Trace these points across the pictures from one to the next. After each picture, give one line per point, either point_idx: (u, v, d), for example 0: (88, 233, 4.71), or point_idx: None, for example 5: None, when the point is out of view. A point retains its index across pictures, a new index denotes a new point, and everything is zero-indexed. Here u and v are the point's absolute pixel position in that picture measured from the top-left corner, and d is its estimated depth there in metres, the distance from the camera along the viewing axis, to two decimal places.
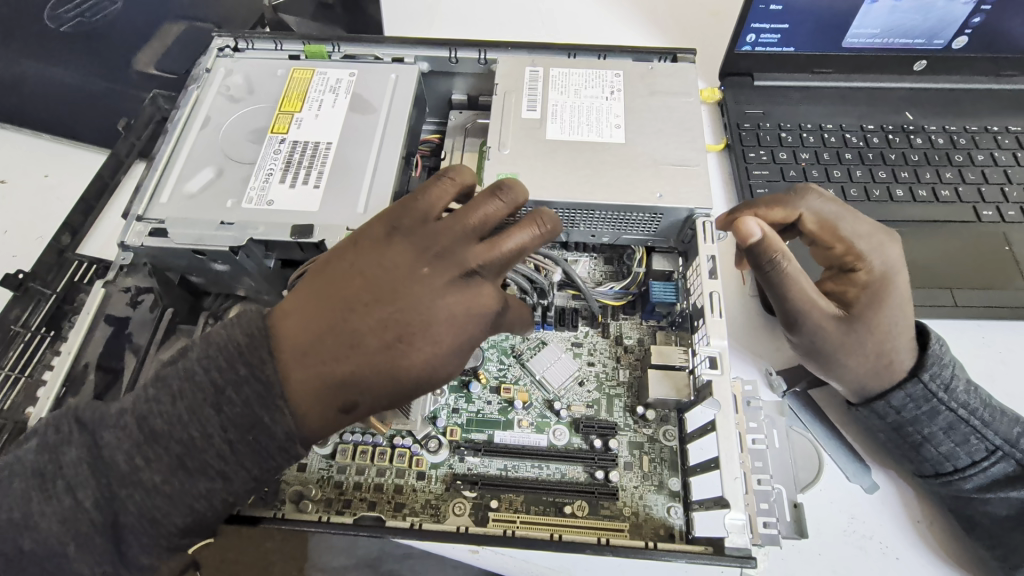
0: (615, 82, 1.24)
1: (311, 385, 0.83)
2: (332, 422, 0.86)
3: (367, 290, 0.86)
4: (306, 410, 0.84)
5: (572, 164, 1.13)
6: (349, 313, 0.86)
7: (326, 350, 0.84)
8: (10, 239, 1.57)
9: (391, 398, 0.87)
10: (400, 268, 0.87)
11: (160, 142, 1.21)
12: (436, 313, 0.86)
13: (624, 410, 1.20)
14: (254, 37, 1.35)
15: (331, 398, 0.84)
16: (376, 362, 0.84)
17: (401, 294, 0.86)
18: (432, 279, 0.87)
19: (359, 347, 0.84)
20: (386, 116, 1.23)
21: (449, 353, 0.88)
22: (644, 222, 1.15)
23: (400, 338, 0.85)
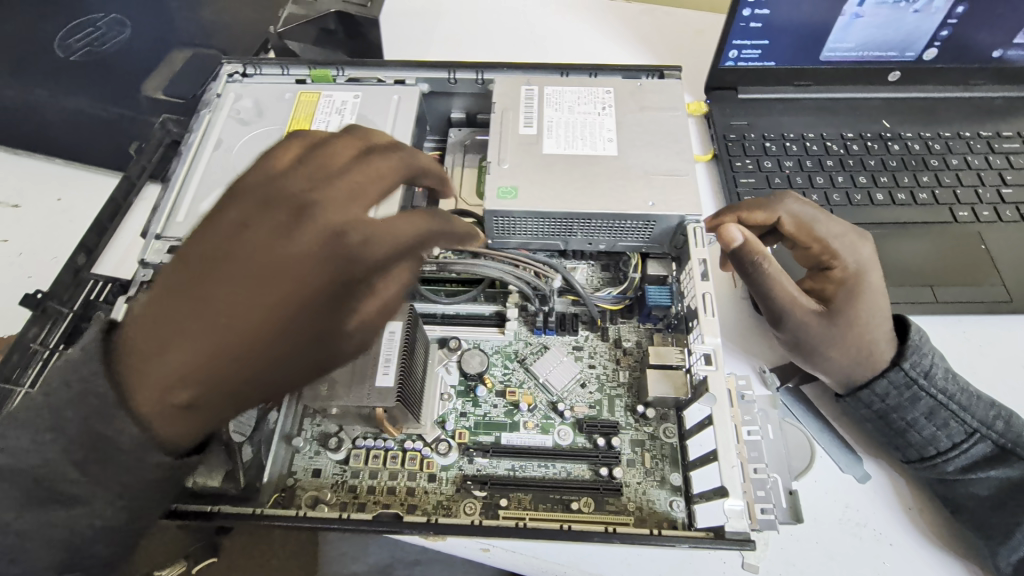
0: (607, 98, 1.31)
1: (161, 380, 0.76)
2: (196, 413, 0.79)
3: (226, 265, 0.81)
4: (158, 411, 0.77)
5: (569, 176, 1.20)
6: (197, 294, 0.79)
7: (178, 337, 0.77)
8: (23, 261, 1.58)
9: (262, 382, 0.83)
10: (263, 238, 0.83)
11: (174, 164, 1.27)
12: (305, 278, 0.83)
13: (625, 410, 1.25)
14: (261, 62, 1.41)
15: (189, 385, 0.77)
16: (238, 344, 0.79)
17: (262, 263, 0.82)
18: (303, 245, 0.84)
19: (212, 328, 0.78)
20: (389, 135, 1.30)
21: (327, 322, 0.86)
22: (638, 229, 1.22)
23: (264, 311, 0.80)
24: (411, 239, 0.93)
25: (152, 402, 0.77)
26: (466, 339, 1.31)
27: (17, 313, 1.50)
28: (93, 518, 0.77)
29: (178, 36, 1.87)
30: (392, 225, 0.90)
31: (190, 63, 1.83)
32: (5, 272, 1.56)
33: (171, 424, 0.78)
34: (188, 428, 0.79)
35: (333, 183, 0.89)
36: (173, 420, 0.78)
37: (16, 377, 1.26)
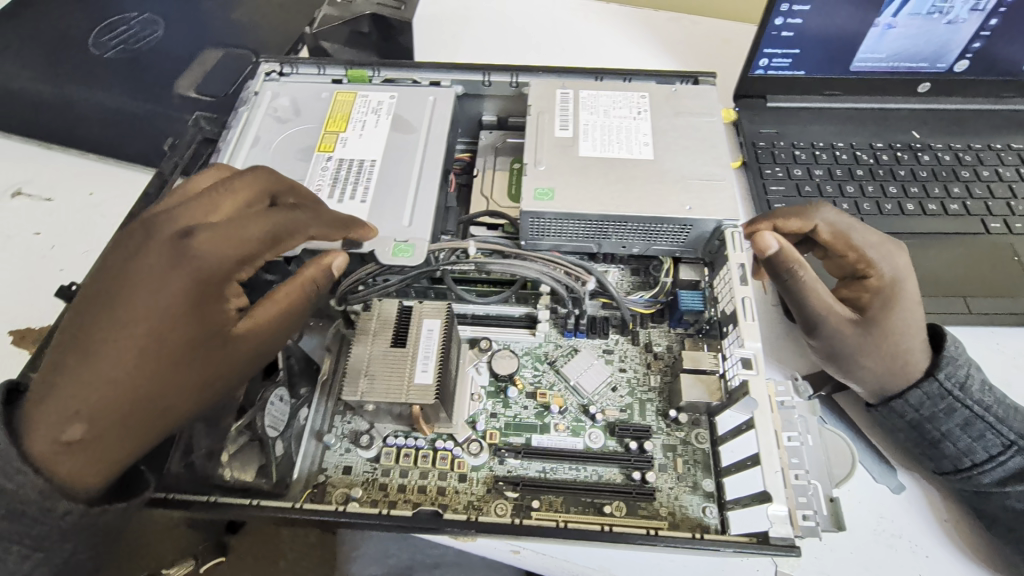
0: (643, 103, 1.32)
1: (54, 420, 0.81)
2: (86, 449, 0.83)
3: (100, 301, 0.85)
4: (54, 450, 0.81)
5: (605, 179, 1.20)
6: (81, 335, 0.84)
7: (67, 378, 0.83)
8: (56, 255, 1.60)
9: (158, 406, 0.87)
10: (124, 269, 0.85)
11: (213, 160, 1.28)
12: (167, 304, 0.84)
13: (657, 414, 1.24)
14: (298, 62, 1.43)
15: (70, 422, 0.81)
16: (124, 373, 0.84)
17: (127, 294, 0.84)
18: (160, 264, 0.84)
19: (97, 364, 0.83)
20: (425, 135, 1.30)
21: (201, 335, 0.87)
22: (674, 233, 1.21)
23: (139, 340, 0.84)
24: (267, 241, 0.91)
25: (45, 442, 0.81)
26: (497, 340, 1.31)
27: (50, 304, 1.51)
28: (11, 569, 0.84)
29: (211, 37, 1.90)
30: (240, 229, 0.87)
31: (223, 63, 1.85)
32: (38, 264, 1.58)
33: (68, 463, 0.82)
34: (91, 463, 0.83)
35: (193, 203, 0.92)
36: (68, 458, 0.82)
37: None
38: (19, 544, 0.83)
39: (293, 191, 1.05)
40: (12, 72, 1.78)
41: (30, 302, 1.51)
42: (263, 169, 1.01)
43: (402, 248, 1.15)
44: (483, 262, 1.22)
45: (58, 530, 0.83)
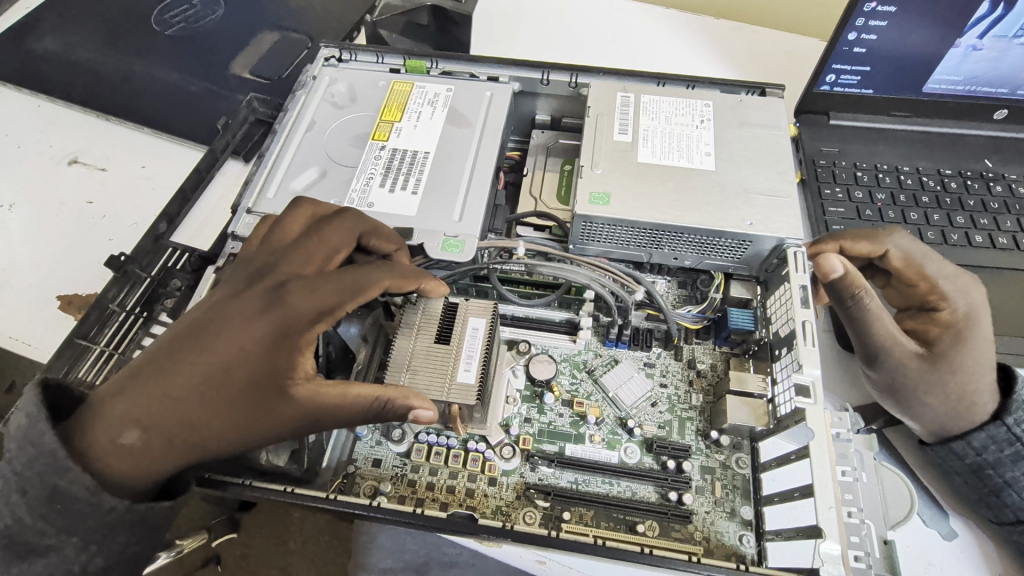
0: (706, 112, 1.28)
1: (112, 422, 0.81)
2: (141, 455, 0.82)
3: (189, 325, 0.87)
4: (106, 451, 0.80)
5: (664, 187, 1.16)
6: (170, 347, 0.86)
7: (137, 387, 0.83)
8: (107, 224, 1.60)
9: (207, 441, 0.86)
10: (220, 302, 0.89)
11: (268, 141, 1.28)
12: (252, 338, 0.86)
13: (697, 434, 1.20)
14: (357, 49, 1.42)
15: (135, 426, 0.81)
16: (185, 394, 0.84)
17: (220, 322, 0.87)
18: (250, 305, 0.88)
19: (166, 380, 0.84)
20: (481, 130, 1.28)
21: (262, 381, 0.87)
22: (730, 248, 1.17)
23: (219, 364, 0.85)
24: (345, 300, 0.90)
25: (102, 439, 0.80)
26: (536, 344, 1.28)
27: (98, 273, 1.51)
28: (65, 564, 0.81)
29: (269, 21, 1.92)
30: (333, 285, 0.91)
31: (279, 47, 1.86)
32: (89, 232, 1.58)
33: (119, 463, 0.81)
34: (136, 469, 0.82)
35: (292, 250, 0.95)
36: (120, 460, 0.81)
37: (93, 335, 1.29)
38: (75, 535, 0.79)
39: (381, 233, 1.05)
40: (80, 47, 1.84)
41: (79, 270, 1.52)
42: (353, 213, 1.01)
43: (451, 243, 1.13)
44: (532, 264, 1.19)
45: (111, 524, 0.80)
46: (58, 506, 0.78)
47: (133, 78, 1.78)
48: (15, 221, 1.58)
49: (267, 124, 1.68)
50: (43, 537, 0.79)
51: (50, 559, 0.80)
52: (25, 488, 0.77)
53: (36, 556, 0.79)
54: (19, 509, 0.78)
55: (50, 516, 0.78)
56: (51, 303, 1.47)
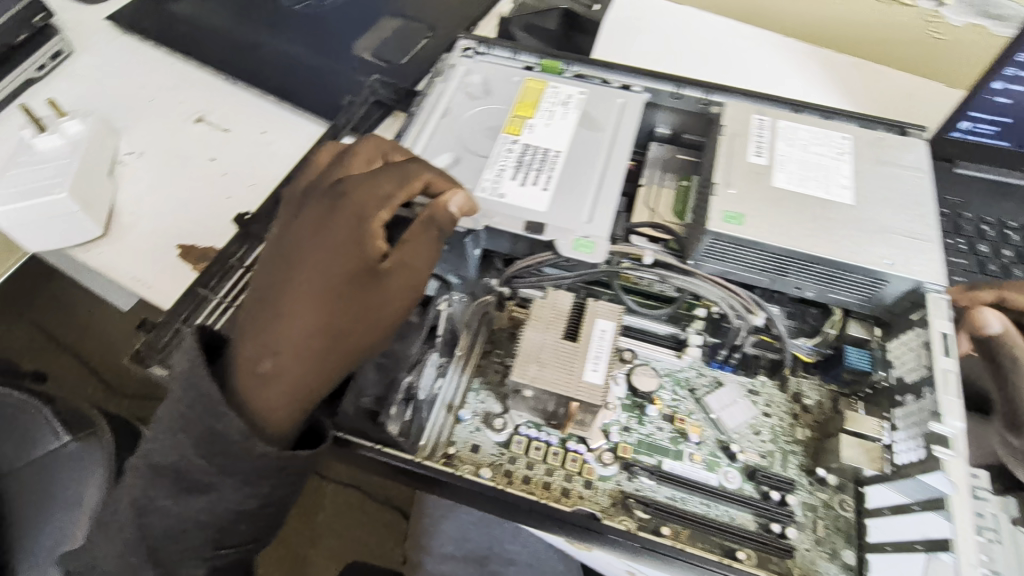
0: (845, 145, 1.26)
1: (242, 366, 0.90)
2: (274, 384, 0.89)
3: (278, 262, 0.96)
4: (249, 391, 0.90)
5: (800, 215, 1.14)
6: (274, 280, 0.95)
7: (261, 319, 0.93)
8: (227, 181, 1.66)
9: (322, 348, 0.92)
10: (297, 230, 0.97)
11: (405, 124, 1.32)
12: (339, 240, 0.94)
13: (799, 469, 1.18)
14: (495, 43, 1.45)
15: (264, 356, 0.90)
16: (295, 311, 0.92)
17: (310, 238, 0.96)
18: (325, 218, 0.97)
19: (273, 313, 0.92)
20: (612, 135, 1.29)
21: (352, 274, 0.93)
22: (861, 285, 1.15)
23: (313, 275, 0.93)
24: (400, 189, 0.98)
25: (247, 378, 0.90)
26: (639, 356, 1.28)
27: (217, 228, 1.57)
28: (217, 502, 0.87)
29: (393, 8, 1.97)
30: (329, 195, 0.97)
31: (399, 33, 1.90)
32: (210, 188, 1.64)
33: (262, 398, 0.90)
34: (278, 401, 0.90)
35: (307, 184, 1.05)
36: (261, 393, 0.90)
37: (212, 284, 1.36)
38: (232, 477, 0.86)
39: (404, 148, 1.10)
40: (215, 13, 1.93)
41: (199, 222, 1.58)
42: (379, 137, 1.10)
43: (582, 243, 1.13)
44: (667, 276, 1.19)
45: (261, 470, 0.86)
46: (218, 449, 0.85)
47: (264, 49, 1.86)
48: (143, 168, 1.67)
49: (385, 106, 1.72)
50: (204, 476, 0.87)
51: (208, 498, 0.88)
52: (189, 430, 0.86)
53: (200, 493, 0.88)
54: (185, 449, 0.86)
55: (211, 456, 0.86)
56: (171, 249, 1.54)
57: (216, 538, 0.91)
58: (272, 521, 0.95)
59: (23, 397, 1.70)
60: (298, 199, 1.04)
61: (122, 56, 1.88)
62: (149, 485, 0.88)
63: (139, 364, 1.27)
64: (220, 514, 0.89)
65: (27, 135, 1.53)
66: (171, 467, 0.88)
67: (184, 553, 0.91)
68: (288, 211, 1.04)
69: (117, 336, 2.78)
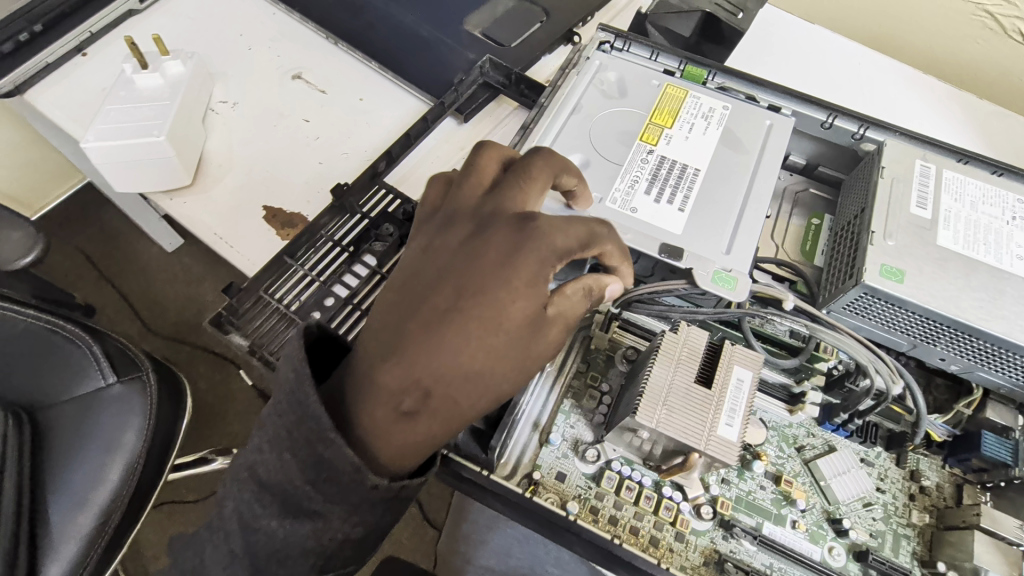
0: (1018, 208, 1.12)
1: (384, 400, 0.84)
2: (413, 427, 0.84)
3: (441, 286, 0.88)
4: (385, 428, 0.84)
5: (967, 283, 1.02)
6: (430, 307, 0.87)
7: (409, 350, 0.85)
8: (319, 146, 1.57)
9: (468, 396, 0.86)
10: (469, 256, 0.89)
11: (533, 115, 1.22)
12: (516, 287, 0.87)
13: (912, 557, 1.08)
14: (634, 39, 1.32)
15: (410, 395, 0.84)
16: (452, 352, 0.84)
17: (483, 275, 0.88)
18: (506, 253, 0.89)
19: (430, 346, 0.85)
20: (757, 160, 1.17)
21: (524, 326, 0.88)
22: (1022, 369, 1.02)
23: (478, 318, 0.86)
24: (585, 242, 0.92)
25: (384, 414, 0.84)
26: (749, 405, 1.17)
27: (305, 195, 1.49)
28: (318, 523, 0.83)
29: None
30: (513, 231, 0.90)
31: (513, 11, 1.79)
32: (301, 151, 1.56)
33: (398, 439, 0.84)
34: (410, 445, 0.85)
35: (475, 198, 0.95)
36: (398, 434, 0.84)
37: (298, 255, 1.30)
38: (338, 505, 0.82)
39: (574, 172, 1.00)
40: None
41: (288, 185, 1.50)
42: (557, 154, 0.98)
43: (723, 276, 1.02)
44: (814, 328, 1.05)
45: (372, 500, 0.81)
46: (325, 475, 0.80)
47: (370, 10, 1.76)
48: (235, 120, 1.59)
49: (492, 89, 1.63)
50: (313, 501, 0.82)
51: (316, 526, 0.83)
52: (297, 449, 0.81)
53: (308, 517, 0.83)
54: (290, 469, 0.82)
55: (318, 484, 0.81)
56: (256, 211, 1.46)
57: (311, 552, 0.85)
58: (368, 540, 0.90)
59: (76, 329, 1.65)
60: (468, 213, 0.94)
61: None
62: (257, 496, 0.85)
63: (219, 331, 1.21)
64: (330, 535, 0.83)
65: (128, 70, 1.47)
66: (279, 485, 0.83)
67: (278, 563, 0.86)
68: (454, 224, 0.93)
69: (163, 280, 2.73)
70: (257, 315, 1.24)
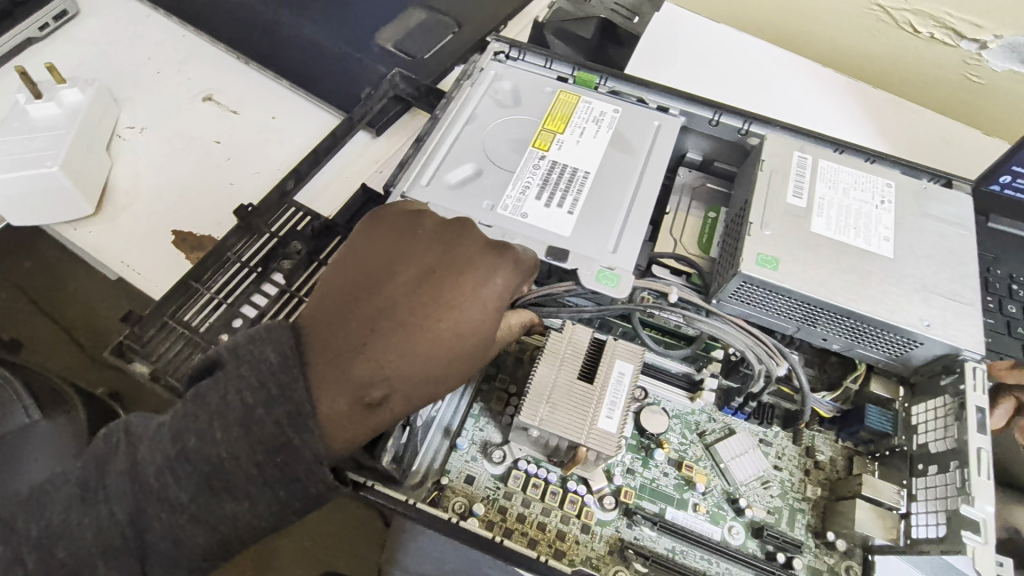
0: (887, 192, 1.19)
1: (343, 391, 0.89)
2: (362, 422, 0.90)
3: (416, 291, 0.96)
4: (334, 419, 0.89)
5: (837, 266, 1.09)
6: (403, 313, 0.94)
7: (379, 349, 0.92)
8: (230, 167, 1.57)
9: (418, 398, 0.94)
10: (444, 269, 0.98)
11: (428, 127, 1.24)
12: (480, 306, 0.97)
13: (807, 530, 1.13)
14: (528, 49, 1.36)
15: (371, 391, 0.90)
16: (418, 358, 0.92)
17: (454, 290, 0.96)
18: (477, 272, 0.97)
19: (398, 347, 0.92)
20: (644, 160, 1.21)
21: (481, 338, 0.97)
22: (892, 344, 1.09)
23: (448, 329, 0.94)
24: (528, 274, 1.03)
25: (341, 405, 0.89)
26: (650, 395, 1.22)
27: (215, 217, 1.49)
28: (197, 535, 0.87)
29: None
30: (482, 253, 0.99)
31: (425, 24, 1.81)
32: (211, 173, 1.55)
33: (345, 431, 0.89)
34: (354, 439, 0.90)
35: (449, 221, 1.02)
36: (348, 425, 0.89)
37: (206, 279, 1.29)
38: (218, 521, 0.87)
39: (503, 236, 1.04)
40: None
41: (197, 206, 1.50)
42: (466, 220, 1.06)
43: (606, 275, 1.07)
44: (692, 318, 1.10)
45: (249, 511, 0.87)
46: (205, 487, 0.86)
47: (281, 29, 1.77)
48: (143, 145, 1.58)
49: (404, 101, 1.64)
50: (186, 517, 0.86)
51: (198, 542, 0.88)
52: (179, 464, 0.86)
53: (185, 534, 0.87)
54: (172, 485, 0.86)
55: (199, 495, 0.86)
56: (165, 236, 1.46)
57: (208, 554, 0.90)
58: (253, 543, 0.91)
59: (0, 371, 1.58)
60: (443, 228, 1.02)
61: (129, 23, 1.78)
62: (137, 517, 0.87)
63: (121, 359, 1.23)
64: (230, 532, 0.87)
65: (22, 100, 1.49)
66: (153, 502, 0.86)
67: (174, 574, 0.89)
68: (428, 237, 1.01)
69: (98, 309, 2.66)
70: (162, 341, 1.24)
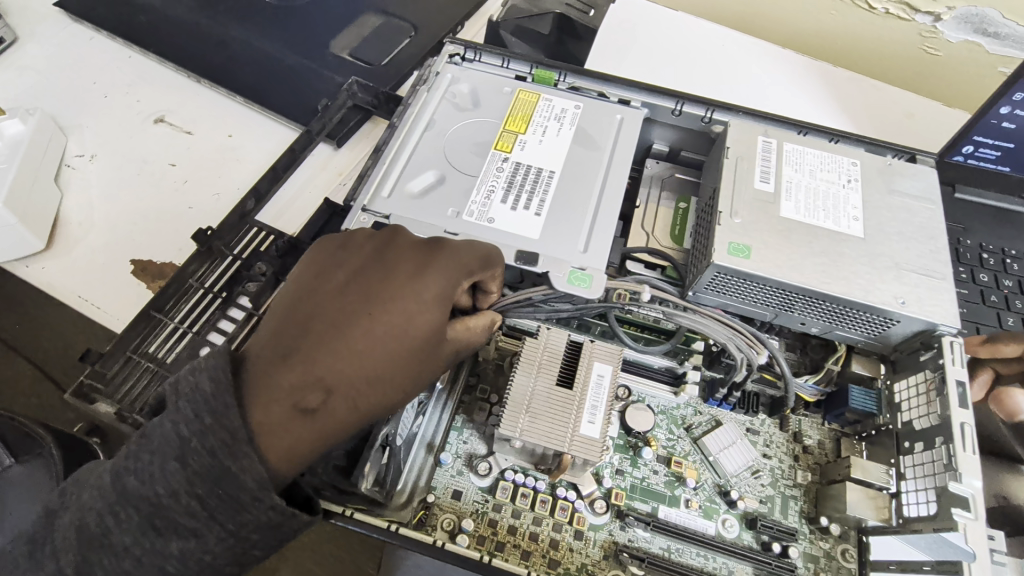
0: (853, 171, 1.18)
1: (279, 398, 0.86)
2: (301, 429, 0.86)
3: (353, 295, 0.95)
4: (270, 428, 0.85)
5: (809, 250, 1.08)
6: (340, 317, 0.93)
7: (316, 353, 0.90)
8: (187, 190, 1.52)
9: (361, 403, 0.91)
10: (376, 270, 0.96)
11: (387, 137, 1.21)
12: (419, 302, 0.94)
13: (800, 516, 1.12)
14: (484, 49, 1.33)
15: (308, 394, 0.88)
16: (356, 358, 0.90)
17: (392, 289, 0.95)
18: (414, 270, 0.95)
19: (335, 350, 0.90)
20: (610, 156, 1.19)
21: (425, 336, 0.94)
22: (870, 323, 1.08)
23: (386, 327, 0.92)
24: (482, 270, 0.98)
25: (277, 412, 0.86)
26: (634, 392, 1.20)
27: (175, 242, 1.44)
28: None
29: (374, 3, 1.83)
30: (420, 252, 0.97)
31: (381, 30, 1.77)
32: (168, 197, 1.50)
33: (282, 439, 0.85)
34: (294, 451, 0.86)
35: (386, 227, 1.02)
36: (284, 433, 0.85)
37: (169, 309, 1.24)
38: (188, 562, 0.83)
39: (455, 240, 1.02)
40: (181, 4, 1.78)
41: (155, 234, 1.44)
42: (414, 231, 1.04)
43: (578, 276, 1.04)
44: (671, 312, 1.11)
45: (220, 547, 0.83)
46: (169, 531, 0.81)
47: (233, 45, 1.71)
48: (94, 173, 1.52)
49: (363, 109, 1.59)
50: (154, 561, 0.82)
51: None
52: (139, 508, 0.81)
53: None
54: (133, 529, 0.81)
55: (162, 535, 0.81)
56: (124, 266, 1.40)
57: None
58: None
59: None
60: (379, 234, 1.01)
61: (72, 48, 1.71)
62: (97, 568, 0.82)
63: (82, 400, 1.16)
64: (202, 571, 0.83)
65: None
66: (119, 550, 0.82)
67: None
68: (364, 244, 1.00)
69: None
70: (127, 378, 1.18)
